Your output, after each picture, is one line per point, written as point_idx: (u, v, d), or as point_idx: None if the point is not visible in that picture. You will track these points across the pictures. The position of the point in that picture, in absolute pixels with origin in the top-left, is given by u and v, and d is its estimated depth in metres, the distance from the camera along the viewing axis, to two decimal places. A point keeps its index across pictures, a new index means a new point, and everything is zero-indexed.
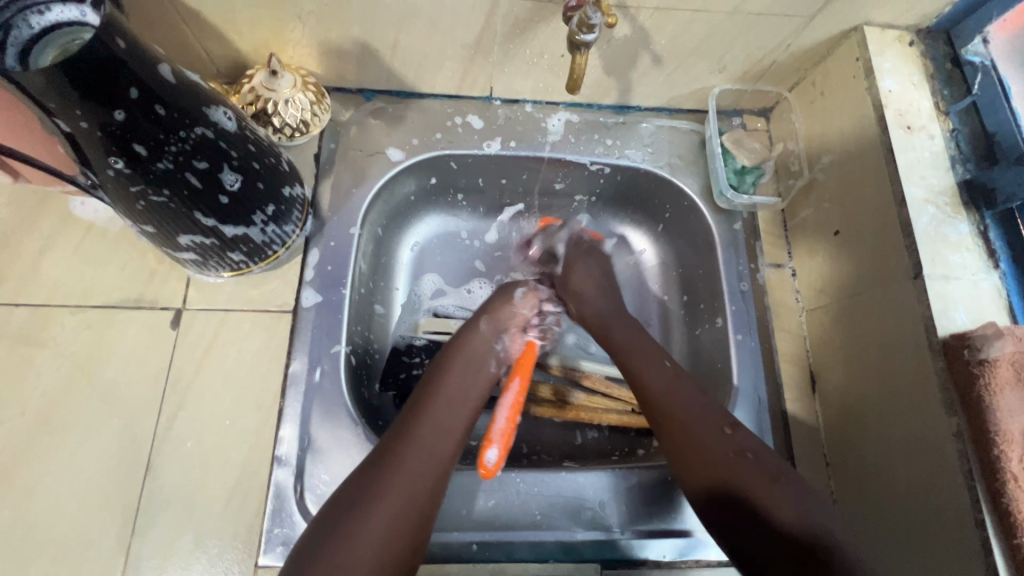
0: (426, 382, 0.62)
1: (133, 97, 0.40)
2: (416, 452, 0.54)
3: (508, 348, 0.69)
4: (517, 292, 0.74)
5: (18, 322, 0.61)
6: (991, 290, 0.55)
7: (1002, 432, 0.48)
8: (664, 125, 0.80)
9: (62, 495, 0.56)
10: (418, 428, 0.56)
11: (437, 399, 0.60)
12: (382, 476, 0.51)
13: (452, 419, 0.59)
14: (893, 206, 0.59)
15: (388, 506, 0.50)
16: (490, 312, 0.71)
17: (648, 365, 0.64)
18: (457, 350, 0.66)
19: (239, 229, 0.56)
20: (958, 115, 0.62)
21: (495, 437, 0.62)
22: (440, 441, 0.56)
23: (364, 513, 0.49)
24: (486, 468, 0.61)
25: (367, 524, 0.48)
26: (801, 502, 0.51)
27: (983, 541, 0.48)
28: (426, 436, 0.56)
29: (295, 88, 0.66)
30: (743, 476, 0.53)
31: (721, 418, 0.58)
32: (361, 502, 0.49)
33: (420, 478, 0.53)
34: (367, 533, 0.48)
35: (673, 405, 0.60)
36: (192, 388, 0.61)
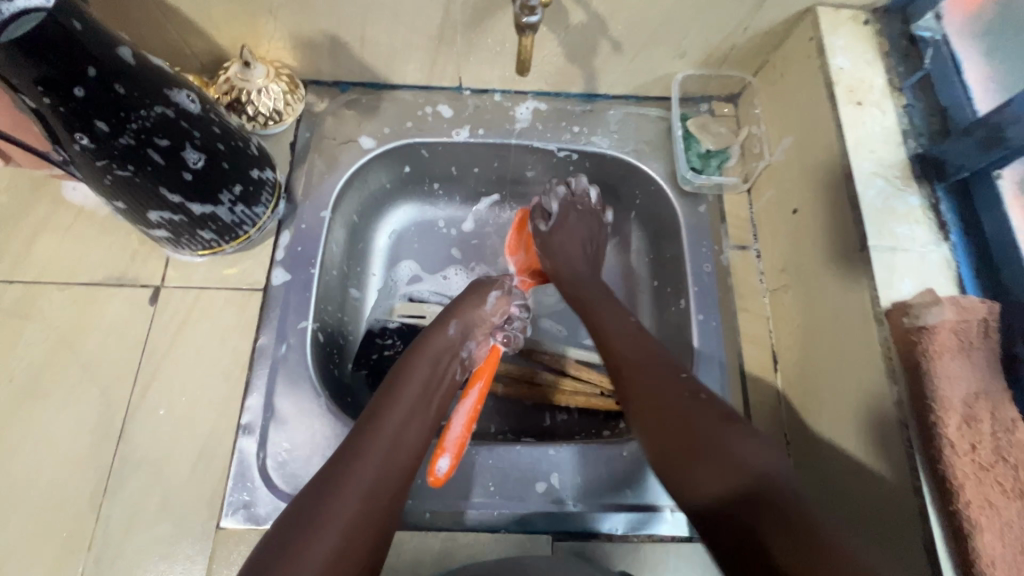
0: (384, 390, 0.60)
1: (92, 75, 0.44)
2: (371, 465, 0.52)
3: (472, 354, 0.69)
4: (489, 296, 0.71)
5: (11, 298, 0.65)
6: (941, 262, 0.55)
7: (939, 399, 0.48)
8: (631, 112, 0.81)
9: (41, 457, 0.60)
10: (375, 437, 0.54)
11: (395, 407, 0.58)
12: (334, 492, 0.49)
13: (410, 429, 0.57)
14: (842, 181, 0.59)
15: (339, 521, 0.48)
16: (460, 317, 0.69)
17: (620, 335, 0.62)
18: (418, 356, 0.64)
19: (207, 207, 0.59)
20: (912, 89, 0.62)
21: (448, 447, 0.61)
22: (396, 453, 0.55)
23: (313, 531, 0.46)
24: (435, 477, 0.60)
25: (316, 542, 0.46)
26: (755, 453, 0.47)
27: (920, 507, 0.48)
28: (381, 447, 0.54)
29: (267, 79, 0.70)
30: (702, 433, 0.50)
31: (686, 388, 0.54)
32: (311, 519, 0.47)
33: (374, 492, 0.51)
34: (315, 552, 0.45)
35: (640, 372, 0.57)
36: (166, 360, 0.65)
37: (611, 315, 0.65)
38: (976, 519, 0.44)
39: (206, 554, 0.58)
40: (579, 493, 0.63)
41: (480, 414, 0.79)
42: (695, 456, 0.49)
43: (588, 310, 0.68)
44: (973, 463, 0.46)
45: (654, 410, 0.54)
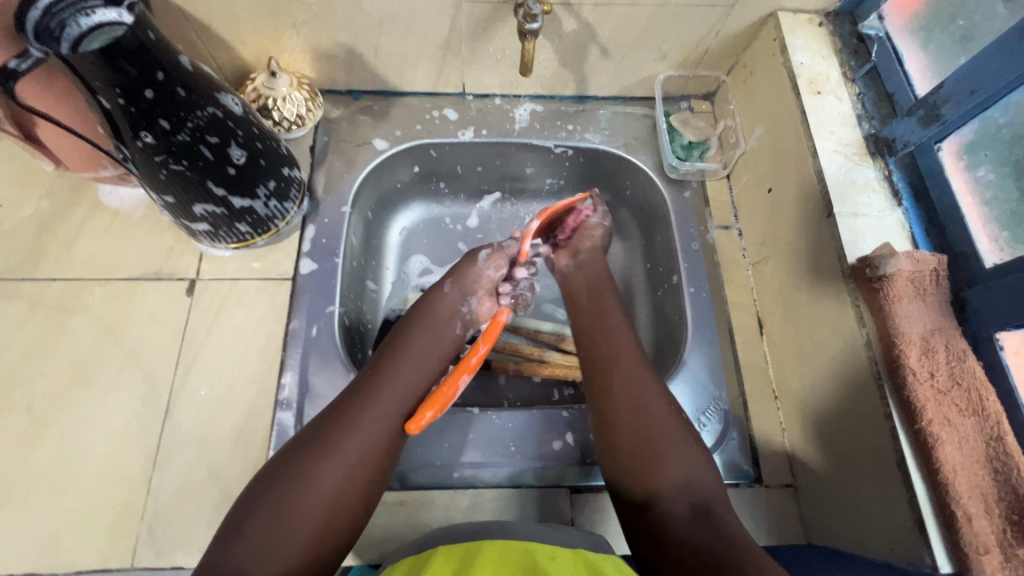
0: (391, 342, 0.67)
1: (160, 79, 0.50)
2: (374, 407, 0.59)
3: (474, 311, 0.75)
4: (482, 254, 0.76)
5: (55, 294, 0.70)
6: (896, 224, 0.64)
7: (901, 333, 0.55)
8: (619, 111, 0.90)
9: (93, 436, 0.64)
10: (377, 385, 0.61)
11: (399, 358, 0.65)
12: (339, 427, 0.57)
13: (412, 376, 0.64)
14: (808, 159, 0.68)
15: (342, 453, 0.55)
16: (456, 276, 0.75)
17: (616, 340, 0.67)
18: (421, 314, 0.71)
19: (246, 201, 0.65)
20: (864, 79, 0.71)
21: (447, 409, 0.64)
22: (397, 397, 0.61)
23: (319, 458, 0.54)
24: (430, 435, 0.62)
25: (319, 468, 0.54)
26: (703, 471, 0.57)
27: (892, 429, 0.55)
28: (384, 391, 0.61)
29: (291, 87, 0.77)
30: (660, 439, 0.58)
31: (664, 399, 0.62)
32: (316, 447, 0.55)
33: (373, 434, 0.58)
34: (319, 477, 0.53)
35: (623, 375, 0.63)
36: (205, 345, 0.70)
37: (616, 332, 0.69)
38: (937, 433, 0.52)
39: None
40: (591, 450, 0.69)
41: (493, 390, 0.86)
42: (646, 453, 0.57)
43: (593, 329, 0.70)
44: (932, 388, 0.53)
45: (621, 423, 0.60)
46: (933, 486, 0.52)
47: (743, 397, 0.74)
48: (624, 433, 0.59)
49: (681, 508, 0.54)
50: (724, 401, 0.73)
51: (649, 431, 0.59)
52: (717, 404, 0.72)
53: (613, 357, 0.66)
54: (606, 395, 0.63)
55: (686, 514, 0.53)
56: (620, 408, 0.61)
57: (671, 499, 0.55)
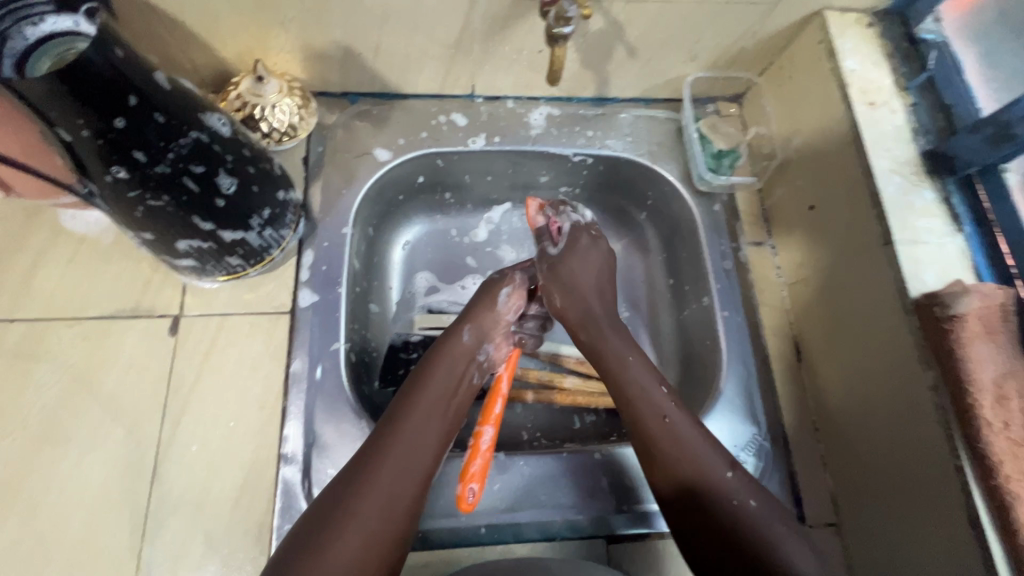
0: (404, 391, 0.58)
1: (132, 104, 0.43)
2: (391, 473, 0.51)
3: (492, 356, 0.66)
4: (501, 294, 0.67)
5: (16, 337, 0.61)
6: (957, 252, 0.58)
7: (974, 381, 0.50)
8: (642, 114, 0.82)
9: (70, 504, 0.57)
10: (393, 441, 0.53)
11: (415, 411, 0.56)
12: (351, 500, 0.48)
13: (430, 434, 0.55)
14: (861, 178, 0.62)
15: (356, 534, 0.47)
16: (474, 320, 0.65)
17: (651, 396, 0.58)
18: (437, 358, 0.62)
19: (238, 233, 0.59)
20: (917, 90, 0.65)
21: (478, 472, 0.60)
22: (416, 454, 0.53)
23: (330, 539, 0.46)
24: (466, 504, 0.59)
25: (332, 554, 0.45)
26: (774, 514, 0.52)
27: (964, 484, 0.51)
28: (399, 454, 0.52)
29: (281, 93, 0.67)
30: (735, 496, 0.52)
31: (723, 460, 0.55)
32: (328, 526, 0.47)
33: (392, 502, 0.49)
34: (331, 565, 0.45)
35: (666, 439, 0.56)
36: (194, 392, 0.62)
37: (634, 375, 0.60)
38: (1017, 491, 0.47)
39: None
40: (627, 495, 0.64)
41: (510, 420, 0.78)
42: (718, 497, 0.52)
43: (614, 367, 0.61)
44: (1009, 441, 0.49)
45: (682, 467, 0.54)
46: (1010, 548, 0.48)
47: (782, 429, 0.70)
48: (691, 472, 0.54)
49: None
50: (764, 437, 0.68)
51: (713, 481, 0.53)
52: (756, 438, 0.68)
53: (648, 407, 0.58)
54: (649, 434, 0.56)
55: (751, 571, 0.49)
56: (671, 452, 0.55)
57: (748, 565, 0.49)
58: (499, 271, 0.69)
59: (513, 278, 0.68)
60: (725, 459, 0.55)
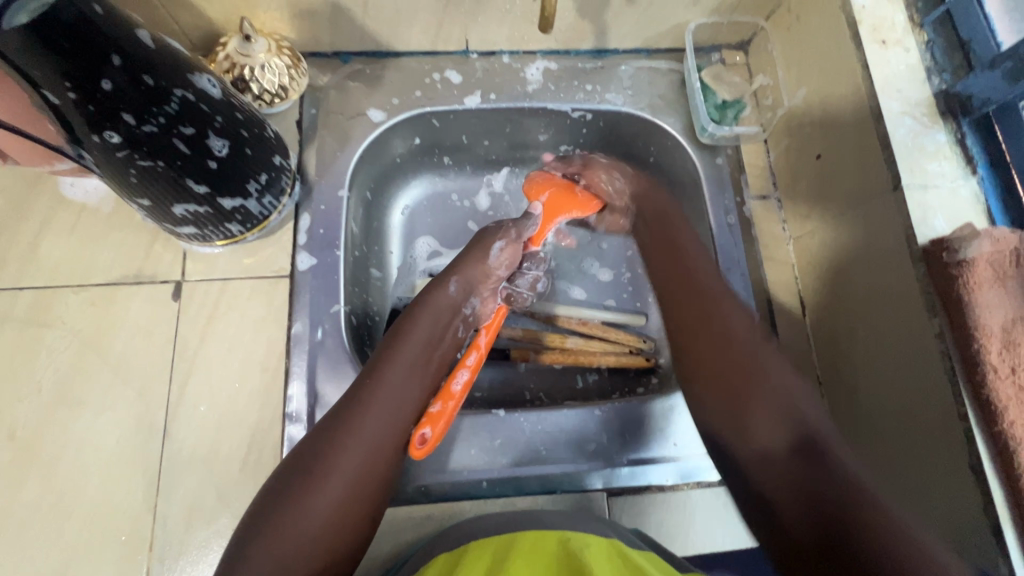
0: (387, 342, 0.58)
1: (115, 64, 0.42)
2: (373, 418, 0.52)
3: (477, 311, 0.66)
4: (494, 247, 0.67)
5: (24, 304, 0.63)
6: (969, 195, 0.56)
7: (980, 326, 0.49)
8: (643, 66, 0.79)
9: (87, 461, 0.59)
10: (377, 388, 0.53)
11: (398, 359, 0.56)
12: (331, 451, 0.49)
13: (412, 383, 0.56)
14: (871, 120, 0.60)
15: (343, 475, 0.49)
16: (461, 273, 0.65)
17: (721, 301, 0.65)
18: (420, 312, 0.61)
19: (236, 201, 0.59)
20: (932, 26, 0.61)
21: (434, 416, 0.56)
22: (399, 402, 0.54)
23: (314, 482, 0.48)
24: (415, 448, 0.54)
25: (317, 497, 0.47)
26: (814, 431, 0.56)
27: (966, 431, 0.50)
28: (383, 400, 0.53)
29: (270, 53, 0.66)
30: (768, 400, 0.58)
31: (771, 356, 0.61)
32: (312, 470, 0.48)
33: (376, 446, 0.51)
34: (313, 512, 0.47)
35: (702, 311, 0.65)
36: (199, 354, 0.63)
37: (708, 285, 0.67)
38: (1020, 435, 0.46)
39: None
40: (625, 449, 0.65)
41: (512, 379, 0.78)
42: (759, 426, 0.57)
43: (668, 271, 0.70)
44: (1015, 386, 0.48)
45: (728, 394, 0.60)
46: (1013, 492, 0.47)
47: None
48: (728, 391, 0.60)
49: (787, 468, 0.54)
50: None
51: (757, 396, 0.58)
52: None
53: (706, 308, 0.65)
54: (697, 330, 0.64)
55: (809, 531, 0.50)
56: (765, 397, 0.58)
57: (795, 513, 0.52)
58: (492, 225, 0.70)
59: (505, 233, 0.68)
60: (810, 412, 0.57)
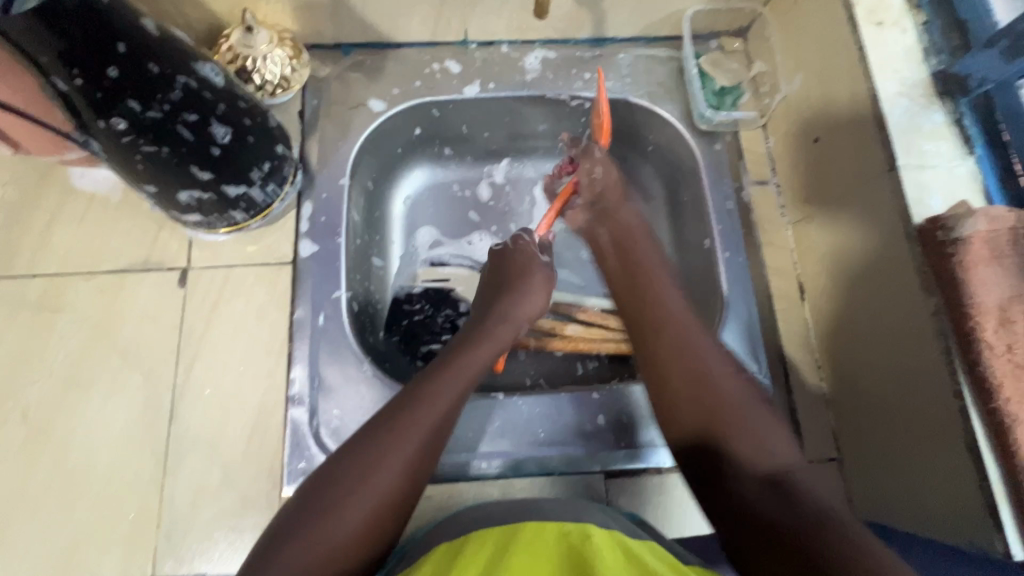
0: (443, 360, 0.56)
1: (120, 51, 0.44)
2: (423, 431, 0.49)
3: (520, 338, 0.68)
4: (557, 290, 0.70)
5: (36, 291, 0.65)
6: (967, 175, 0.56)
7: (976, 303, 0.48)
8: (641, 54, 0.80)
9: (98, 442, 0.61)
10: (430, 404, 0.51)
11: (454, 378, 0.54)
12: (372, 464, 0.46)
13: (462, 404, 0.53)
14: (867, 101, 0.60)
15: (384, 484, 0.46)
16: (524, 304, 0.66)
17: (671, 311, 0.61)
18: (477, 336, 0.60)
19: (240, 188, 0.61)
20: (930, 6, 0.61)
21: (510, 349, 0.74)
22: (449, 422, 0.52)
23: (354, 489, 0.45)
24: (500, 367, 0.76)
25: (356, 503, 0.45)
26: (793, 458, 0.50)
27: (962, 409, 0.50)
28: (436, 416, 0.50)
29: (271, 44, 0.68)
30: (739, 415, 0.52)
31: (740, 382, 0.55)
32: (356, 478, 0.46)
33: (421, 457, 0.48)
34: (345, 520, 0.44)
35: (662, 319, 0.61)
36: (205, 339, 0.65)
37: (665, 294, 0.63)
38: (1016, 413, 0.46)
39: None
40: (623, 432, 0.66)
41: (513, 366, 0.78)
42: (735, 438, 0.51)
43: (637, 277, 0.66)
44: (1011, 363, 0.47)
45: (688, 408, 0.54)
46: (1008, 471, 0.47)
47: (783, 369, 0.70)
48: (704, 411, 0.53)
49: (759, 485, 0.47)
50: (764, 375, 0.68)
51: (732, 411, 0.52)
52: (756, 377, 0.68)
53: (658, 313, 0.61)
54: (648, 331, 0.61)
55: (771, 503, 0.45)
56: (694, 386, 0.55)
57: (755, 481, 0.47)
58: (550, 261, 0.71)
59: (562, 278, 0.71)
60: (750, 389, 0.55)
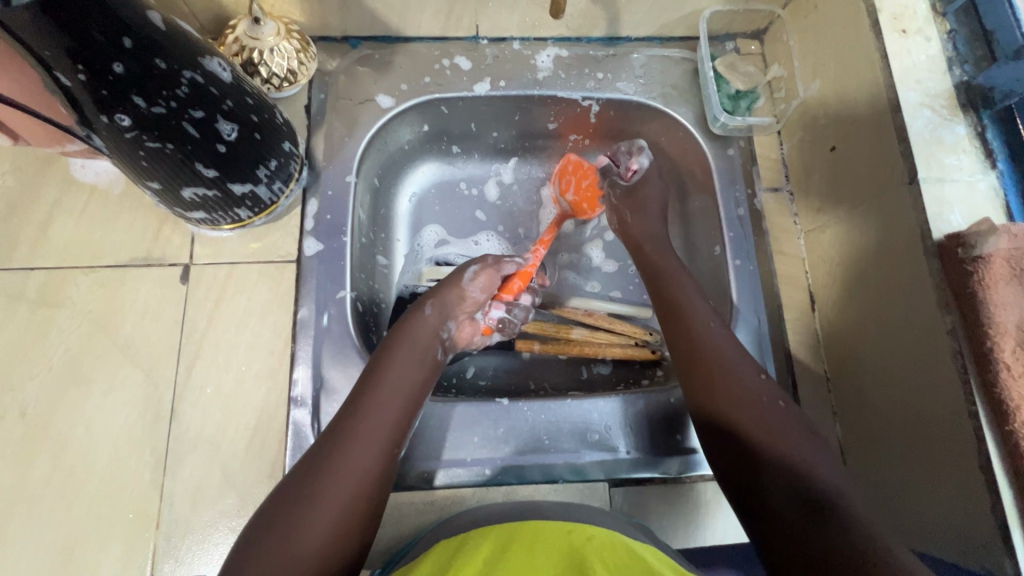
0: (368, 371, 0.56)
1: (127, 46, 0.42)
2: (359, 444, 0.49)
3: (455, 335, 0.63)
4: (466, 273, 0.65)
5: (35, 285, 0.64)
6: (988, 190, 0.54)
7: (996, 324, 0.48)
8: (655, 55, 0.78)
9: (97, 439, 0.60)
10: (359, 418, 0.51)
11: (378, 388, 0.53)
12: (320, 480, 0.47)
13: (396, 410, 0.53)
14: (888, 111, 0.58)
15: (331, 502, 0.46)
16: (437, 296, 0.62)
17: (698, 311, 0.60)
18: (398, 337, 0.58)
19: (246, 186, 0.60)
20: (955, 15, 0.59)
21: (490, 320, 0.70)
22: (385, 428, 0.51)
23: (304, 513, 0.45)
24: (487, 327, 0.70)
25: (308, 526, 0.44)
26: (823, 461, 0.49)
27: (976, 430, 0.49)
28: (369, 425, 0.50)
29: (279, 36, 0.65)
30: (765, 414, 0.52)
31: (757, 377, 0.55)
32: (300, 501, 0.45)
33: (362, 469, 0.48)
34: (306, 534, 0.44)
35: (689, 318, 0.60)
36: (207, 337, 0.64)
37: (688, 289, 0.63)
38: None
39: None
40: (628, 439, 0.65)
41: (517, 369, 0.77)
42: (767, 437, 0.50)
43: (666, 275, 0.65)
44: None
45: (721, 397, 0.54)
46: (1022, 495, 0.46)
47: (792, 381, 0.69)
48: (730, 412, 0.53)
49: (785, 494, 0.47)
50: None
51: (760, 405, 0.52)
52: None
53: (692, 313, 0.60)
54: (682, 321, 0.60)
55: (803, 517, 0.45)
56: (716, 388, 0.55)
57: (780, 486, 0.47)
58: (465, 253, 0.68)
59: (477, 257, 0.66)
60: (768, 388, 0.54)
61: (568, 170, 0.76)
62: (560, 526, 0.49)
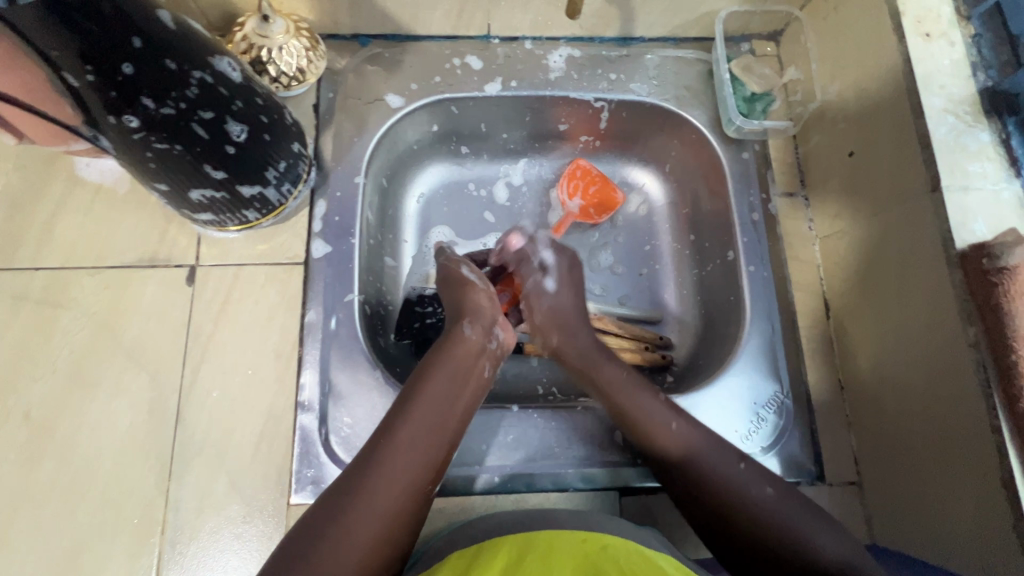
0: (418, 374, 0.56)
1: (136, 47, 0.41)
2: (405, 455, 0.50)
3: (502, 339, 0.60)
4: (466, 273, 0.64)
5: (39, 285, 0.63)
6: (1013, 200, 0.53)
7: (1021, 337, 0.47)
8: (669, 55, 0.77)
9: (101, 443, 0.59)
10: (406, 427, 0.51)
11: (427, 395, 0.53)
12: (368, 490, 0.48)
13: (445, 419, 0.53)
14: (910, 117, 0.57)
15: (375, 511, 0.47)
16: (470, 309, 0.60)
17: (620, 373, 0.60)
18: (447, 342, 0.58)
19: (255, 188, 0.59)
20: (980, 19, 0.58)
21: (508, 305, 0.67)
22: (431, 440, 0.52)
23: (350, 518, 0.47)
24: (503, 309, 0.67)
25: (353, 532, 0.46)
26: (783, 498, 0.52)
27: (999, 445, 0.48)
28: (415, 435, 0.51)
29: (288, 34, 0.64)
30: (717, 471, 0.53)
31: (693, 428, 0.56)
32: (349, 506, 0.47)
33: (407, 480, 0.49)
34: (350, 541, 0.46)
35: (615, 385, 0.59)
36: (213, 339, 0.63)
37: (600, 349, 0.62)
38: None
39: (281, 529, 0.58)
40: (639, 448, 0.64)
41: (526, 373, 0.76)
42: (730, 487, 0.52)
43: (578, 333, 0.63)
44: None
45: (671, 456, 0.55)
46: None
47: (805, 389, 0.68)
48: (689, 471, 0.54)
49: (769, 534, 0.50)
50: (785, 395, 0.66)
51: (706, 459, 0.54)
52: (777, 396, 0.66)
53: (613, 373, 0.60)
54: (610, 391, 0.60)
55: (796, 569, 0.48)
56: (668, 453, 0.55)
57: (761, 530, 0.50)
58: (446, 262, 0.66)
59: (461, 263, 0.65)
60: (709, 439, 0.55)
61: (576, 174, 0.80)
62: (575, 536, 0.48)
